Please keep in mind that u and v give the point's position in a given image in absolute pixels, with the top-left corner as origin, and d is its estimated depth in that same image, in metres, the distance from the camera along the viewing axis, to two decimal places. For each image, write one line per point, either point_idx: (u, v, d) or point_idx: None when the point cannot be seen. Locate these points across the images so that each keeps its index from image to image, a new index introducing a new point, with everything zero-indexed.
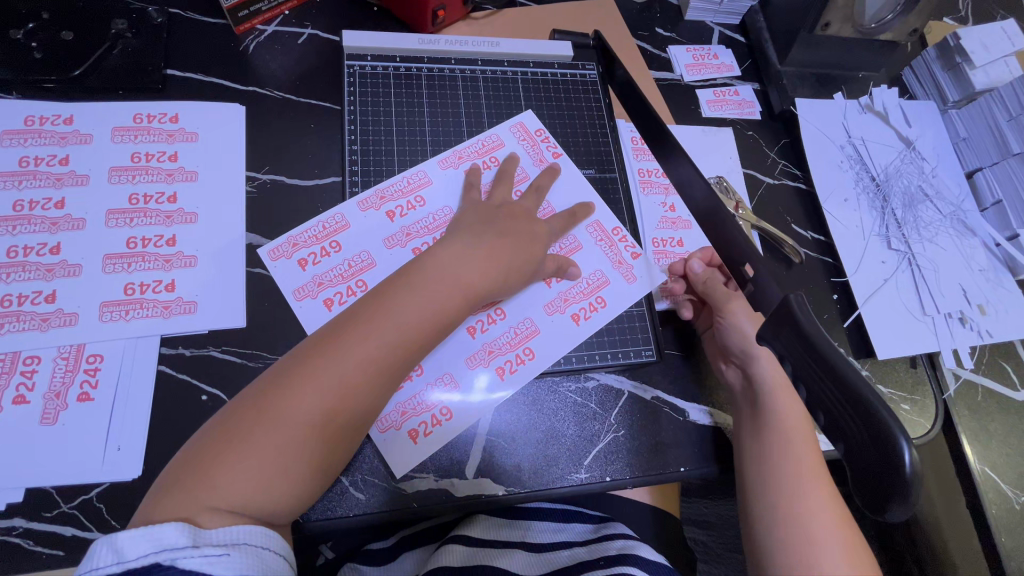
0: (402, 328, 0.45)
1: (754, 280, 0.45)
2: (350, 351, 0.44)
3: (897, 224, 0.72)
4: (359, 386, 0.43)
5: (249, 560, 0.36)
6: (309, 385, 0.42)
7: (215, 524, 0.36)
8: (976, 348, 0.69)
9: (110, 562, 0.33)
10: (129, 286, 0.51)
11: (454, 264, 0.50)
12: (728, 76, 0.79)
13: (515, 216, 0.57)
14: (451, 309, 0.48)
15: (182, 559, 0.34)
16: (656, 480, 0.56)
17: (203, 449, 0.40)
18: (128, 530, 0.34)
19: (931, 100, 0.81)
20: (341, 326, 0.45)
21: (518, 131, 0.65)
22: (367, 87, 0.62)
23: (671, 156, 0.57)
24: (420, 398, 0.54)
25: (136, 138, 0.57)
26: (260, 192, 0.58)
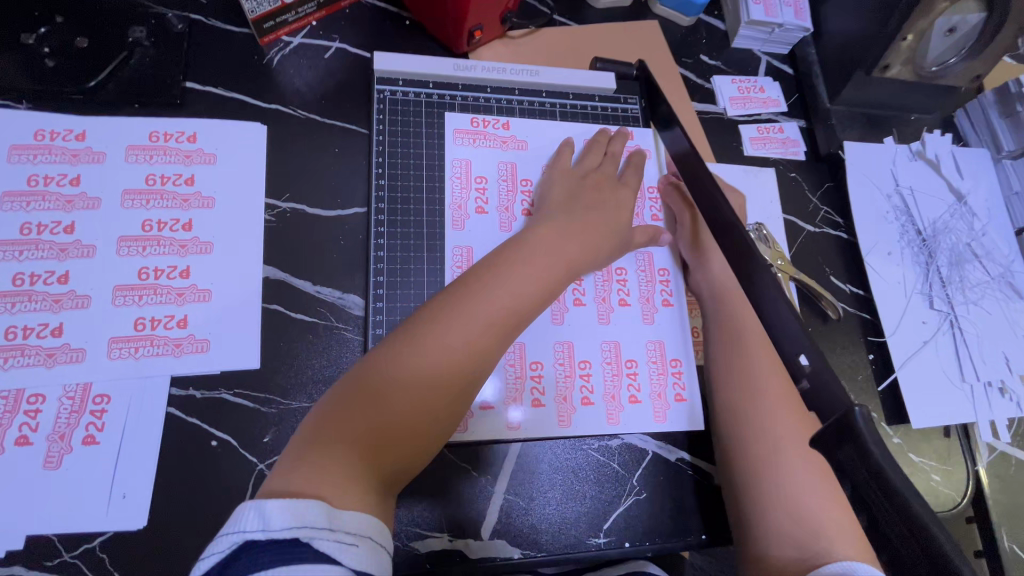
0: (507, 298, 0.47)
1: (810, 376, 0.41)
2: (475, 314, 0.45)
3: (941, 283, 0.69)
4: (473, 353, 0.45)
5: (369, 556, 0.35)
6: (428, 350, 0.43)
7: (346, 507, 0.36)
8: (1013, 419, 0.67)
9: (257, 528, 0.33)
10: (139, 321, 0.49)
11: (556, 239, 0.52)
12: (774, 112, 0.75)
13: (598, 184, 0.58)
14: (549, 285, 0.50)
15: (319, 539, 0.33)
16: (676, 546, 0.54)
17: (326, 414, 0.41)
18: (276, 499, 0.34)
19: (984, 148, 0.76)
20: (450, 300, 0.46)
21: (455, 134, 0.59)
22: (397, 114, 0.59)
23: (719, 214, 0.54)
24: (633, 367, 0.58)
25: (151, 158, 0.54)
26: (279, 222, 0.55)
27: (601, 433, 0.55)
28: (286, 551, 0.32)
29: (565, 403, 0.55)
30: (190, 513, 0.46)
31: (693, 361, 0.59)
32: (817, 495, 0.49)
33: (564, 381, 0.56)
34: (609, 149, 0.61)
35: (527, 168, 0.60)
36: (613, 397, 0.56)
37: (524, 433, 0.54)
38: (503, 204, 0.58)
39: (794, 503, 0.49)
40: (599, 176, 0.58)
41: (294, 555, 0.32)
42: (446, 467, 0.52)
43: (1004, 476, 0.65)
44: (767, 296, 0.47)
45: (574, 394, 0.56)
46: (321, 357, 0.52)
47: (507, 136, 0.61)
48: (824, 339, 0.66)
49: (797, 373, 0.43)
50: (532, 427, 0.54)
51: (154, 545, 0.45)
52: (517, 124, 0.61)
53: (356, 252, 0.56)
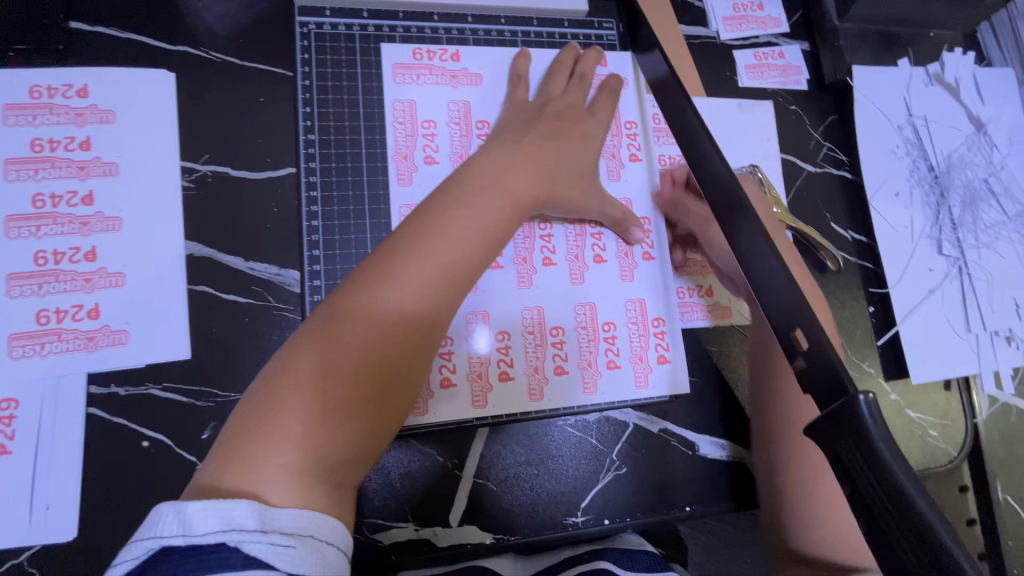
0: (461, 240, 0.41)
1: (807, 356, 0.36)
2: (426, 260, 0.39)
3: (952, 225, 0.62)
4: (417, 308, 0.39)
5: (313, 558, 0.30)
6: (365, 312, 0.37)
7: (280, 499, 0.31)
8: (1019, 368, 0.63)
9: (176, 533, 0.29)
10: (42, 313, 0.43)
11: (515, 191, 0.44)
12: (773, 33, 0.65)
13: (561, 113, 0.49)
14: (499, 223, 0.43)
15: (247, 543, 0.29)
16: (659, 520, 0.51)
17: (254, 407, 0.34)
18: (198, 501, 0.30)
19: (1010, 69, 0.67)
20: (383, 256, 0.40)
21: (396, 71, 0.50)
22: (327, 53, 0.49)
23: (705, 159, 0.47)
24: (611, 329, 0.52)
25: (34, 118, 0.45)
26: (199, 188, 0.48)
27: (577, 403, 0.50)
28: (208, 558, 0.28)
29: (536, 374, 0.50)
30: (124, 521, 0.42)
31: (678, 320, 0.53)
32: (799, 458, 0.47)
33: (535, 351, 0.50)
34: (576, 68, 0.53)
35: (484, 106, 0.51)
36: (589, 364, 0.51)
37: (492, 408, 0.49)
38: (457, 151, 0.50)
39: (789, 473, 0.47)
40: (557, 110, 0.50)
41: (220, 562, 0.28)
42: (405, 455, 0.48)
43: (1004, 427, 0.62)
44: (761, 258, 0.41)
45: (546, 364, 0.50)
46: (260, 343, 0.47)
47: (457, 73, 0.51)
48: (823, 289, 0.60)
49: (792, 351, 0.38)
50: (501, 401, 0.49)
51: (86, 559, 0.41)
52: (470, 56, 0.52)
53: (291, 221, 0.48)
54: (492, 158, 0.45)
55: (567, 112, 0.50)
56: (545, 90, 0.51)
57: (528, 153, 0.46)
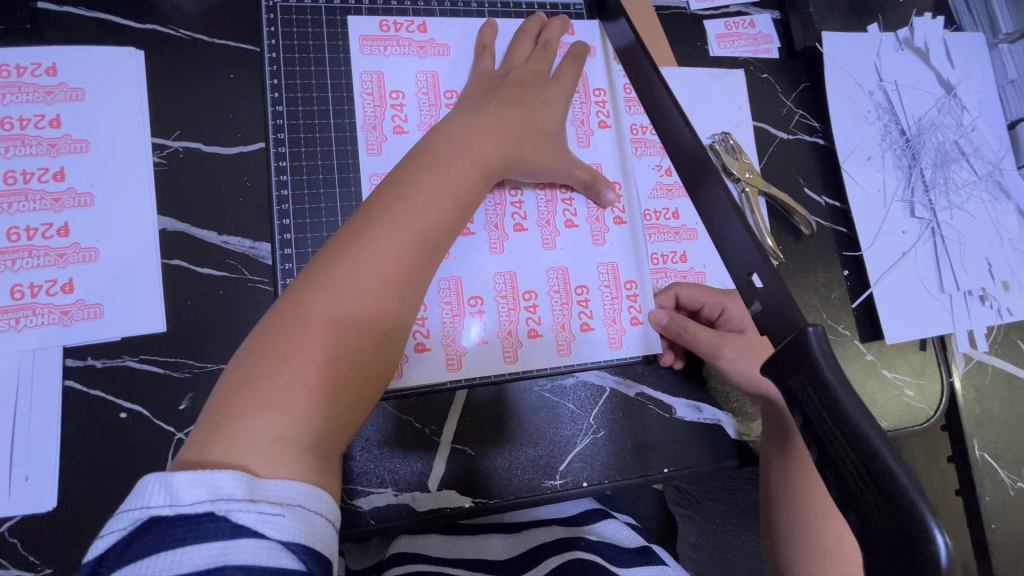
0: (435, 207, 0.41)
1: (763, 300, 0.37)
2: (401, 228, 0.39)
3: (924, 187, 0.63)
4: (396, 274, 0.38)
5: (302, 527, 0.29)
6: (343, 280, 0.36)
7: (270, 474, 0.30)
8: (993, 327, 0.63)
9: (164, 503, 0.28)
10: (16, 288, 0.43)
11: (475, 154, 0.45)
12: (743, 2, 0.65)
13: (525, 81, 0.50)
14: (468, 187, 0.44)
15: (235, 512, 0.28)
16: (638, 482, 0.52)
17: (234, 385, 0.33)
18: (185, 471, 0.28)
19: (979, 33, 0.68)
20: (356, 225, 0.39)
21: (363, 43, 0.51)
22: (293, 25, 0.50)
23: (669, 121, 0.48)
24: (584, 292, 0.52)
25: (4, 98, 0.46)
26: (171, 164, 0.48)
27: (552, 365, 0.51)
28: (197, 527, 0.27)
29: (509, 338, 0.50)
30: (103, 491, 0.43)
31: (650, 283, 0.54)
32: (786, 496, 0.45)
33: (509, 315, 0.51)
34: (541, 38, 0.53)
35: (453, 76, 0.52)
36: (562, 326, 0.51)
37: (466, 371, 0.49)
38: (425, 120, 0.50)
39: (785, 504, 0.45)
40: (522, 77, 0.50)
41: (208, 532, 0.27)
42: (382, 422, 0.48)
43: (979, 386, 0.63)
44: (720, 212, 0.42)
45: (519, 327, 0.51)
46: (237, 314, 0.47)
47: (424, 44, 0.52)
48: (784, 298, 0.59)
49: (750, 295, 0.39)
50: (475, 364, 0.49)
51: (67, 529, 0.42)
52: (437, 27, 0.52)
53: (263, 194, 0.49)
54: (457, 125, 0.46)
55: (532, 80, 0.50)
56: (511, 59, 0.52)
57: (495, 120, 0.47)
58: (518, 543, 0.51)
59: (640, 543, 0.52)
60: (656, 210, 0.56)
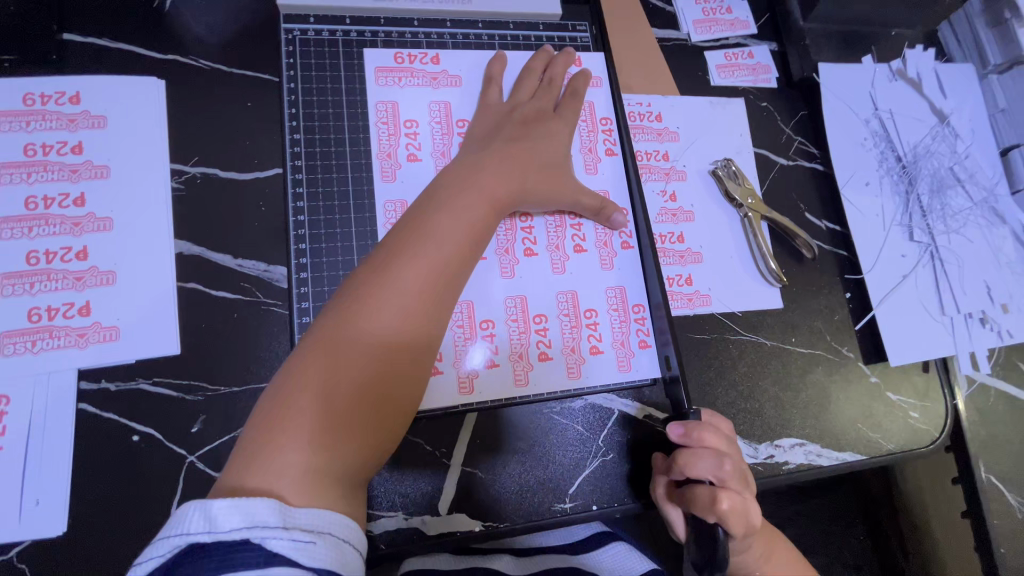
0: (449, 243, 0.42)
1: None
2: (416, 265, 0.40)
3: (921, 212, 0.64)
4: (418, 310, 0.39)
5: (331, 553, 0.31)
6: (365, 317, 0.38)
7: (300, 502, 0.32)
8: (994, 349, 0.64)
9: (202, 529, 0.29)
10: (34, 311, 0.44)
11: (485, 188, 0.46)
12: (742, 35, 0.68)
13: (529, 119, 0.52)
14: (482, 221, 0.44)
15: (271, 540, 0.29)
16: (647, 505, 0.52)
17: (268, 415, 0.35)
18: (224, 498, 0.30)
19: (968, 64, 0.71)
20: (376, 262, 0.40)
21: (379, 74, 0.52)
22: (311, 56, 0.51)
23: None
24: (593, 315, 0.53)
25: (28, 125, 0.47)
26: (188, 189, 0.49)
27: (562, 388, 0.51)
28: (231, 555, 0.29)
29: (520, 360, 0.51)
30: (111, 516, 0.42)
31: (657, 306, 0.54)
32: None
33: (518, 339, 0.51)
34: (546, 73, 0.55)
35: (464, 106, 0.53)
36: (572, 349, 0.52)
37: (478, 395, 0.49)
38: (439, 149, 0.52)
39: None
40: (529, 109, 0.52)
41: (243, 558, 0.29)
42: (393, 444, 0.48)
43: (981, 408, 0.64)
44: None
45: (530, 350, 0.51)
46: (251, 337, 0.48)
47: (436, 75, 0.54)
48: (777, 362, 0.59)
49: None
50: (487, 387, 0.50)
51: (75, 553, 0.41)
52: (449, 58, 0.54)
53: (279, 219, 0.50)
54: (471, 158, 0.48)
55: (541, 113, 0.52)
56: (518, 92, 0.54)
57: (506, 151, 0.49)
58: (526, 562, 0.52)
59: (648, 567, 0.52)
60: (661, 234, 0.59)
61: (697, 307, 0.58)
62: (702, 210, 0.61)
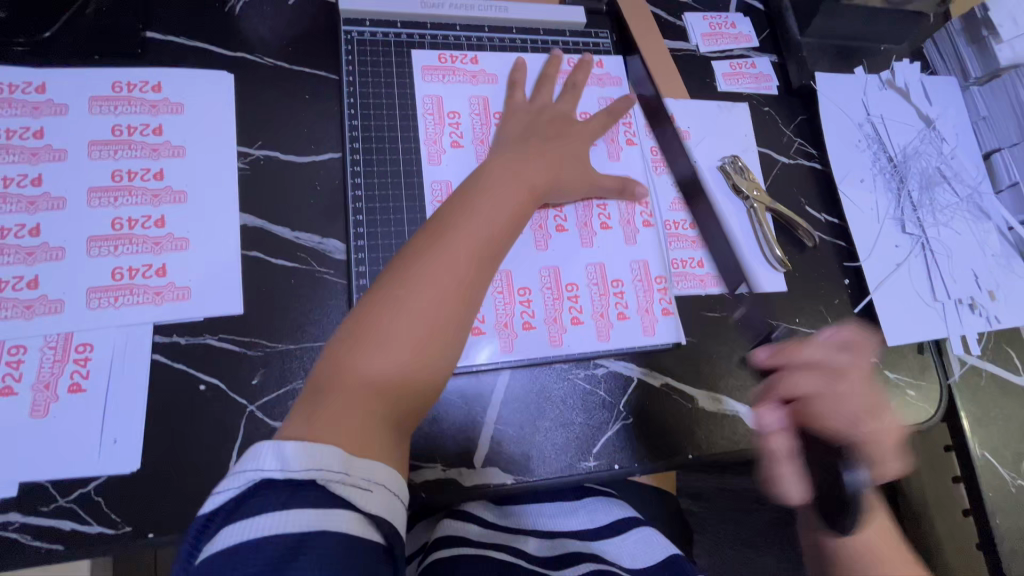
0: (487, 228, 0.47)
1: None
2: (458, 246, 0.44)
3: (912, 207, 0.70)
4: (452, 296, 0.43)
5: (381, 504, 0.34)
6: (414, 289, 0.42)
7: (360, 454, 0.35)
8: (983, 334, 0.69)
9: (275, 468, 0.33)
10: (116, 271, 0.49)
11: (517, 177, 0.51)
12: (746, 47, 0.75)
13: (554, 120, 0.58)
14: (517, 210, 0.49)
15: (332, 483, 0.33)
16: (663, 466, 0.56)
17: (318, 390, 0.38)
18: (296, 442, 0.34)
19: (952, 76, 0.77)
20: (423, 243, 0.45)
21: (430, 81, 0.58)
22: (365, 54, 0.58)
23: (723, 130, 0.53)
24: (619, 285, 0.59)
25: (116, 109, 0.53)
26: (253, 169, 0.55)
27: (593, 349, 0.56)
28: (296, 493, 0.32)
29: (555, 324, 0.56)
30: (180, 456, 0.46)
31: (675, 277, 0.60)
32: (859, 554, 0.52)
33: (552, 300, 0.57)
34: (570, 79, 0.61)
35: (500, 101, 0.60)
36: (602, 314, 0.57)
37: (518, 352, 0.55)
38: (479, 136, 0.58)
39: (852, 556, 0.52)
40: (554, 113, 0.58)
41: (306, 497, 0.32)
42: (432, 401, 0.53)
43: (974, 389, 0.68)
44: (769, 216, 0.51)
45: (564, 315, 0.56)
46: (306, 300, 0.53)
47: (473, 71, 0.60)
48: (784, 341, 0.64)
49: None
50: (525, 346, 0.55)
51: (147, 488, 0.45)
52: (486, 58, 0.61)
53: (333, 198, 0.56)
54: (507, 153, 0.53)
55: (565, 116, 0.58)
56: (541, 95, 0.59)
57: (534, 143, 0.55)
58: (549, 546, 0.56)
59: (667, 553, 0.54)
60: (675, 221, 0.64)
61: (709, 288, 0.63)
62: (712, 201, 0.66)
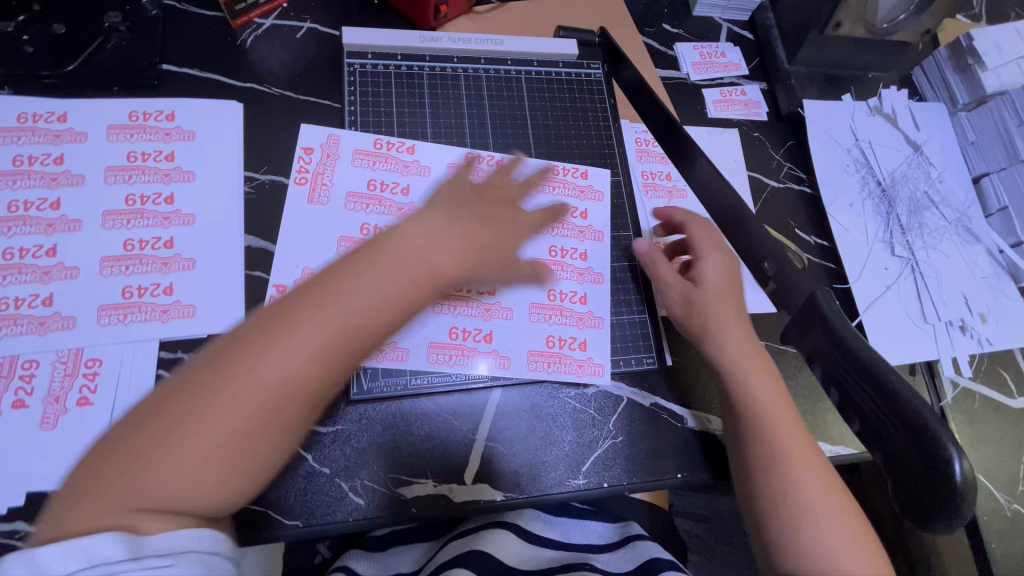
0: (370, 302, 0.40)
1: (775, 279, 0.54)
2: (325, 318, 0.38)
3: (901, 230, 0.71)
4: (318, 362, 0.38)
5: (195, 568, 0.34)
6: (259, 360, 0.36)
7: (153, 530, 0.33)
8: (975, 355, 0.70)
9: (60, 571, 0.31)
10: (127, 289, 0.51)
11: (423, 235, 0.44)
12: (735, 75, 0.77)
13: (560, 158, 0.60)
14: (414, 283, 0.42)
15: (121, 570, 0.32)
16: (652, 486, 0.56)
17: (145, 423, 0.35)
18: (52, 544, 0.32)
19: (940, 102, 0.79)
20: (292, 306, 0.39)
21: (356, 155, 0.59)
22: (368, 86, 0.62)
23: (695, 164, 0.60)
24: (579, 292, 0.61)
25: (131, 136, 0.56)
26: (259, 193, 0.58)
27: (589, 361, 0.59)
28: None
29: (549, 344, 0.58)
30: None
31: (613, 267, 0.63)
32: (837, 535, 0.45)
33: (539, 355, 0.58)
34: None
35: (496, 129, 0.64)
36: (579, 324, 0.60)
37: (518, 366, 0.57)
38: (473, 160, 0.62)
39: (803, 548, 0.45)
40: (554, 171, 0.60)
41: None
42: (424, 418, 0.54)
43: (969, 411, 0.68)
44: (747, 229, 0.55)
45: (556, 337, 0.58)
46: None
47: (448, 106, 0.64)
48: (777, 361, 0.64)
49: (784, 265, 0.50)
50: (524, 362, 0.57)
51: None
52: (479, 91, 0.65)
53: None
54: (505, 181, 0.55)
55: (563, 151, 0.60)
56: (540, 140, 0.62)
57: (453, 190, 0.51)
58: (543, 556, 0.59)
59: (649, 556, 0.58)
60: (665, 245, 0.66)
61: None
62: None
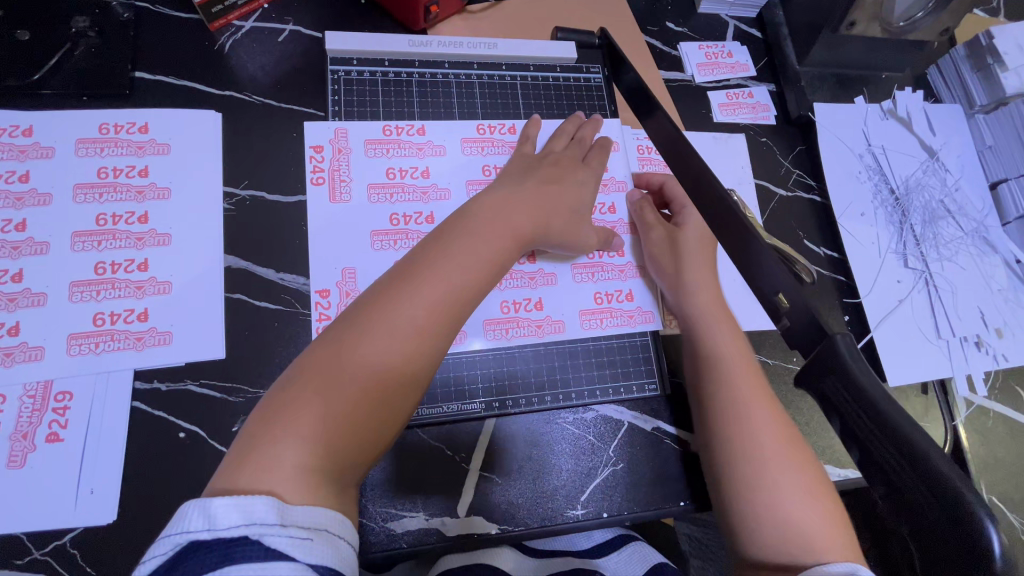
0: (461, 271, 0.44)
1: (789, 314, 0.42)
2: (425, 283, 0.43)
3: (915, 241, 0.68)
4: (426, 329, 0.42)
5: (326, 550, 0.33)
6: (373, 332, 0.40)
7: (297, 502, 0.34)
8: (990, 372, 0.67)
9: (202, 527, 0.31)
10: (98, 316, 0.48)
11: (499, 209, 0.50)
12: (742, 76, 0.74)
13: (560, 162, 0.57)
14: (499, 253, 0.47)
15: (268, 535, 0.32)
16: (653, 516, 0.54)
17: (272, 407, 0.38)
18: (224, 497, 0.32)
19: (956, 104, 0.76)
20: (385, 284, 0.43)
21: (367, 146, 0.57)
22: (353, 94, 0.59)
23: (653, 115, 0.57)
24: (614, 285, 0.60)
25: (102, 151, 0.53)
26: (239, 210, 0.55)
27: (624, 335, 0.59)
28: (237, 550, 0.31)
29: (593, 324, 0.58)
30: (156, 507, 0.46)
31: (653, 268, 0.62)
32: (818, 507, 0.44)
33: (590, 313, 0.59)
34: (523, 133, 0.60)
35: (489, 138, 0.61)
36: (615, 313, 0.59)
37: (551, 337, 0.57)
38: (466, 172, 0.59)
39: (785, 551, 0.43)
40: (561, 156, 0.58)
41: (246, 554, 0.30)
42: (414, 449, 0.52)
43: (984, 431, 0.65)
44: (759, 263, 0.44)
45: (593, 320, 0.58)
46: (287, 343, 0.52)
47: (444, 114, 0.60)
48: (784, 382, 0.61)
49: (777, 313, 0.43)
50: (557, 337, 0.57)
51: (124, 539, 0.45)
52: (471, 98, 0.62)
53: None
54: (499, 196, 0.51)
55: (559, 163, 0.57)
56: (548, 145, 0.60)
57: (511, 182, 0.54)
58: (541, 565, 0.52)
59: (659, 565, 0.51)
60: None
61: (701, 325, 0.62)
62: None
